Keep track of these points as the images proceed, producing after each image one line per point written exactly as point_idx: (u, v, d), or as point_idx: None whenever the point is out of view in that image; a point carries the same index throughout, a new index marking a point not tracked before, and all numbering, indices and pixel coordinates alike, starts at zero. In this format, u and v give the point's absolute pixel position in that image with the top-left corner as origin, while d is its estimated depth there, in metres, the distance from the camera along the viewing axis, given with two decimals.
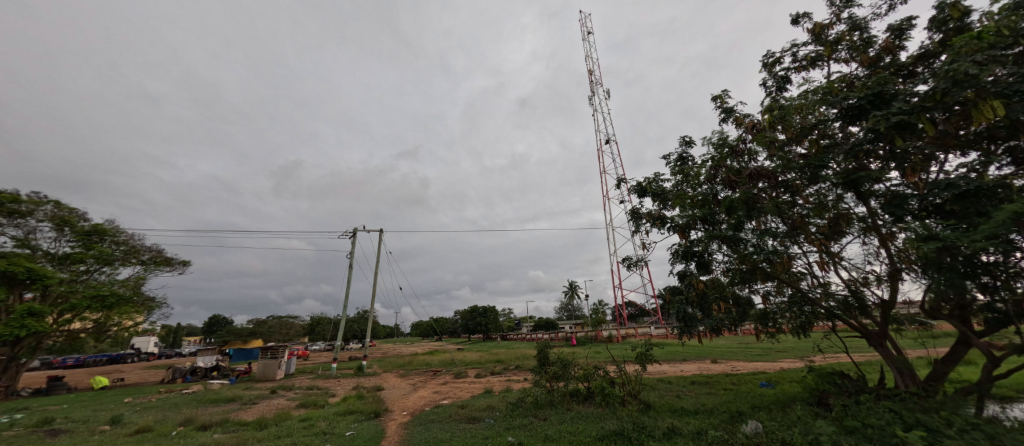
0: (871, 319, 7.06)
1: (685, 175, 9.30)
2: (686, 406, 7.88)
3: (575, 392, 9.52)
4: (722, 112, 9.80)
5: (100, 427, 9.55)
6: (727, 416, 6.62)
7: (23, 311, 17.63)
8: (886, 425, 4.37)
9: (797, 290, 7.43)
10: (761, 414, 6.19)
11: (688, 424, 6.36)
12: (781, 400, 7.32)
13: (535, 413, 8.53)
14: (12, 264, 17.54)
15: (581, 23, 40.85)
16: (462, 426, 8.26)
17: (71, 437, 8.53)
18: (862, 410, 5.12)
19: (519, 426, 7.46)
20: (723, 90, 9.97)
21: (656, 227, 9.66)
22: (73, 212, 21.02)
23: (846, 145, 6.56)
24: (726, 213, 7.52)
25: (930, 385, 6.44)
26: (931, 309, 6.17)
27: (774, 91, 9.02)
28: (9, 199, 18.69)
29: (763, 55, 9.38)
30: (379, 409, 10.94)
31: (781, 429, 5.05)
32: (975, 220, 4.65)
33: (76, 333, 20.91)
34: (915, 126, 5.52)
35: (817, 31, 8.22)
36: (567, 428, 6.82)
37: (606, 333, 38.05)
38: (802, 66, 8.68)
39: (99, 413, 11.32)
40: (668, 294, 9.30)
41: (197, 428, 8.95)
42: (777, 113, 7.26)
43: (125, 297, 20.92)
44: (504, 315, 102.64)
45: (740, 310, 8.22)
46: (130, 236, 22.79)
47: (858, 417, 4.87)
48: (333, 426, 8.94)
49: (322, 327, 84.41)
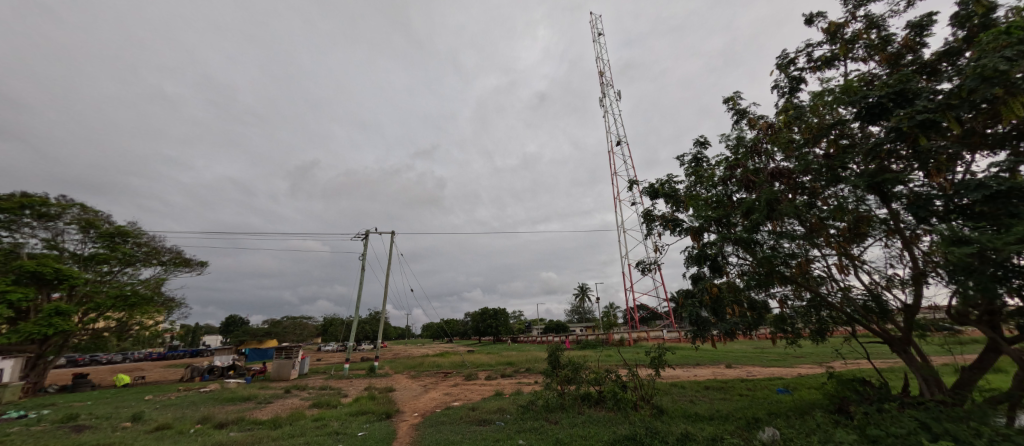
0: (894, 324, 6.79)
1: (700, 176, 9.02)
2: (700, 412, 7.70)
3: (587, 396, 9.36)
4: (735, 114, 9.60)
5: (121, 424, 9.84)
6: (742, 422, 6.44)
7: (51, 310, 18.32)
8: (910, 434, 4.15)
9: (816, 294, 7.17)
10: (779, 421, 6.02)
11: (703, 429, 6.22)
12: (800, 406, 7.05)
13: (546, 416, 8.50)
14: (42, 265, 18.27)
15: (591, 25, 41.87)
16: (472, 428, 8.29)
17: (93, 433, 8.84)
18: (885, 417, 4.91)
19: (529, 429, 7.44)
20: (735, 92, 9.80)
21: (669, 229, 9.46)
22: (98, 215, 21.80)
23: (866, 145, 6.31)
24: (742, 215, 7.31)
25: (957, 392, 6.11)
26: (959, 313, 5.87)
27: (789, 92, 8.78)
28: (38, 202, 19.48)
29: (777, 55, 9.13)
30: (391, 410, 11.05)
31: (799, 436, 4.90)
32: (1006, 222, 4.43)
33: (100, 332, 21.61)
34: (939, 125, 5.30)
35: (832, 30, 8.00)
36: (578, 432, 6.75)
37: (617, 336, 37.83)
38: (818, 66, 8.42)
39: (121, 411, 11.66)
40: (680, 297, 9.09)
41: (214, 426, 9.17)
42: (793, 114, 7.05)
43: (146, 297, 21.64)
44: (514, 317, 102.94)
45: (756, 315, 7.91)
46: (151, 237, 23.49)
47: (880, 425, 4.69)
48: (346, 426, 9.05)
49: (334, 328, 85.53)
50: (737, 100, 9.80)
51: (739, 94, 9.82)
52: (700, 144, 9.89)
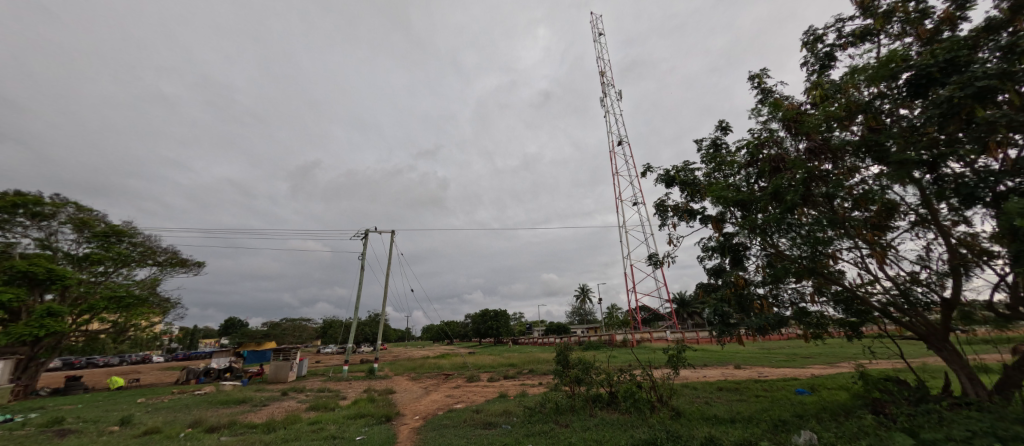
0: (931, 320, 6.30)
1: (721, 162, 8.44)
2: (720, 414, 7.27)
3: (597, 397, 8.95)
4: (760, 94, 9.05)
5: (108, 428, 9.40)
6: (770, 424, 5.99)
7: (43, 311, 17.89)
8: (972, 438, 3.70)
9: (847, 287, 6.66)
10: (812, 423, 5.53)
11: (728, 433, 5.75)
12: (828, 408, 6.55)
13: (556, 419, 8.04)
14: (34, 265, 17.88)
15: (590, 24, 41.64)
16: (478, 432, 7.84)
17: (78, 438, 8.41)
18: (936, 420, 4.44)
19: (539, 433, 6.99)
20: (760, 69, 9.24)
21: (683, 220, 9.03)
22: (93, 215, 21.41)
23: (906, 125, 5.72)
24: (771, 201, 6.76)
25: (1005, 394, 5.59)
26: (1007, 306, 5.30)
27: (819, 70, 8.12)
28: (32, 201, 19.13)
29: (804, 32, 8.46)
30: (391, 412, 10.59)
31: (841, 441, 4.46)
32: None
33: (94, 334, 21.17)
34: (998, 94, 4.65)
35: (866, 3, 7.49)
36: (592, 435, 6.32)
37: (620, 337, 37.30)
38: (849, 42, 7.82)
39: (111, 414, 11.23)
40: (700, 292, 8.56)
41: (205, 430, 8.73)
42: (830, 88, 6.46)
43: (141, 298, 21.20)
44: (515, 319, 102.40)
45: (781, 310, 7.37)
46: (146, 237, 23.13)
47: (935, 428, 4.19)
48: (343, 430, 8.58)
49: (333, 330, 84.88)
50: (763, 78, 9.28)
51: (765, 73, 9.32)
52: (722, 128, 9.25)
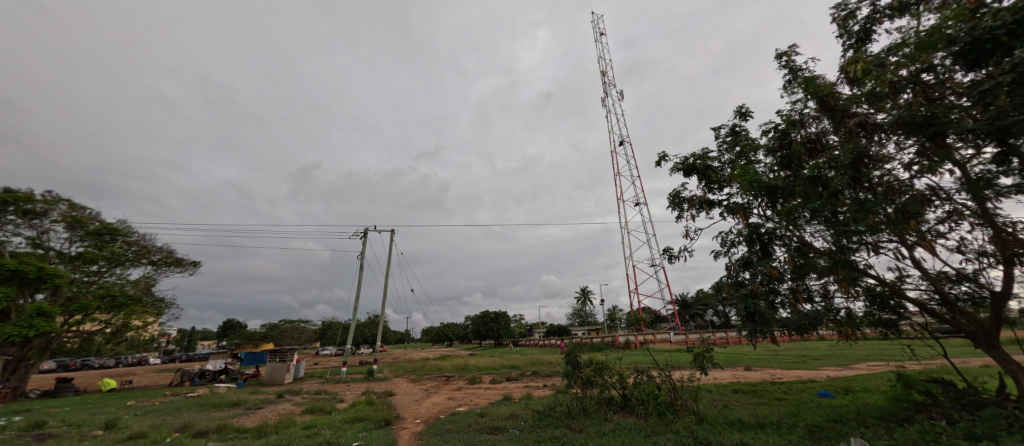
0: (979, 317, 5.83)
1: (744, 148, 8.05)
2: (745, 418, 6.80)
3: (610, 400, 8.51)
4: (788, 73, 8.59)
5: (92, 432, 8.90)
6: (807, 431, 5.50)
7: (32, 310, 17.40)
8: None
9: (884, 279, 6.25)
10: (856, 430, 5.04)
11: (761, 440, 5.27)
12: (865, 412, 6.11)
13: (567, 424, 7.56)
14: (24, 264, 17.42)
15: (591, 24, 41.52)
16: (484, 437, 7.34)
17: (58, 443, 7.90)
18: (1006, 427, 3.96)
19: (551, 439, 6.51)
20: (789, 46, 8.79)
21: (702, 211, 8.61)
22: (86, 213, 20.95)
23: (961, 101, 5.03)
24: (810, 183, 6.29)
25: None
26: None
27: (856, 45, 7.64)
28: (23, 199, 18.68)
29: (835, 6, 8.00)
30: (390, 416, 10.10)
31: None
32: None
33: (86, 334, 20.64)
34: None
35: None
36: (610, 442, 5.85)
37: (623, 339, 36.80)
38: (888, 14, 7.34)
39: (96, 417, 10.71)
40: (726, 286, 8.09)
41: (193, 435, 8.21)
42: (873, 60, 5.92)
43: (134, 298, 20.70)
44: (515, 321, 101.84)
45: (815, 304, 6.88)
46: (141, 236, 22.66)
47: (1008, 436, 3.71)
48: (339, 435, 8.06)
49: (331, 332, 84.17)
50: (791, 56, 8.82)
51: (794, 49, 8.85)
52: (741, 114, 8.88)
